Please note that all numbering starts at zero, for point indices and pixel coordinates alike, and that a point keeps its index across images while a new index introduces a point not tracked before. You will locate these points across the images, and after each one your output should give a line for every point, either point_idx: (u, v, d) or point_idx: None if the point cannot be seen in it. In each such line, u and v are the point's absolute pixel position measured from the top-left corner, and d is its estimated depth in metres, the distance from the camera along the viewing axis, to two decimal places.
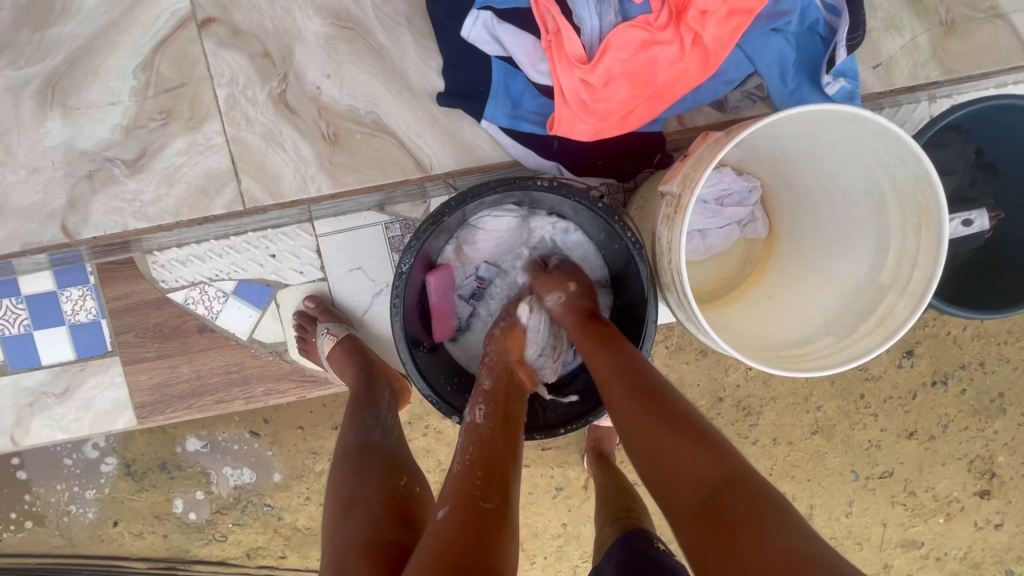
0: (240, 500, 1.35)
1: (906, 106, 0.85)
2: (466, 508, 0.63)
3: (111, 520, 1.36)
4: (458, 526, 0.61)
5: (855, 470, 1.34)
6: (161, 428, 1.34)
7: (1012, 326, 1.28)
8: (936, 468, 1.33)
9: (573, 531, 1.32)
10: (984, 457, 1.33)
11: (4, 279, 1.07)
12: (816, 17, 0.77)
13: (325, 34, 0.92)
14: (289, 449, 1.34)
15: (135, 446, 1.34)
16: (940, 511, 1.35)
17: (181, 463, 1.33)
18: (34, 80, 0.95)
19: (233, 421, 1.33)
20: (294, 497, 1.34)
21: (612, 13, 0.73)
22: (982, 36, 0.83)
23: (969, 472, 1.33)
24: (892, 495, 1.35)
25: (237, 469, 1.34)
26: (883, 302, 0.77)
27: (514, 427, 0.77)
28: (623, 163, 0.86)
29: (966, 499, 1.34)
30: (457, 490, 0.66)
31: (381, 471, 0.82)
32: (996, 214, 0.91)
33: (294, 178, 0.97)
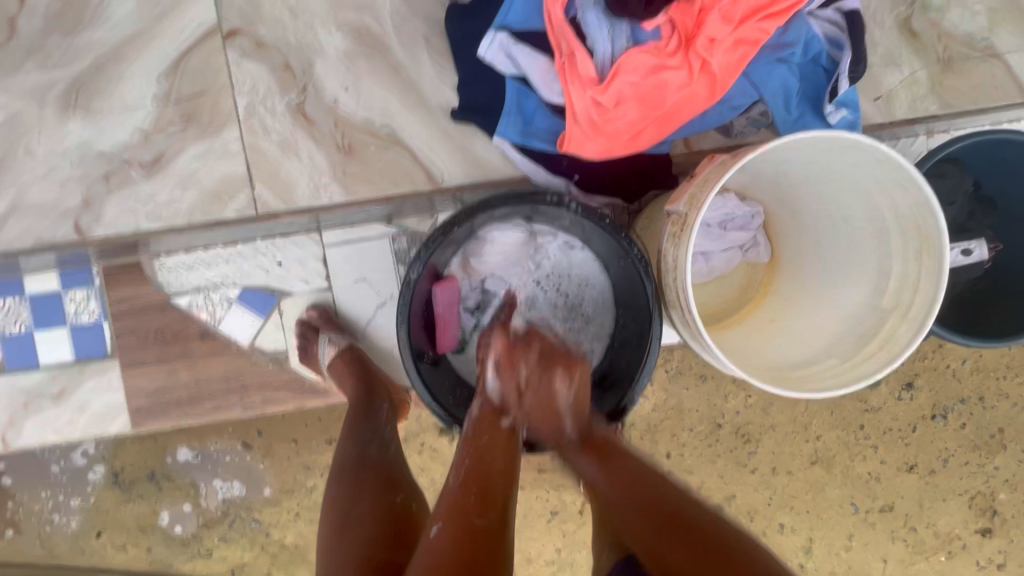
0: (229, 513, 1.32)
1: (905, 140, 0.88)
2: (460, 525, 0.63)
3: (95, 531, 1.32)
4: (452, 545, 0.60)
5: (855, 503, 1.32)
6: (151, 437, 1.31)
7: (1010, 361, 1.29)
8: (937, 504, 1.32)
9: (567, 556, 1.30)
10: (985, 493, 1.32)
11: (12, 278, 1.09)
12: (819, 49, 0.79)
13: (345, 49, 0.94)
14: (281, 463, 1.32)
15: (125, 453, 1.30)
16: (942, 548, 1.33)
17: (170, 473, 1.31)
18: (58, 84, 0.97)
19: (226, 433, 1.31)
20: (283, 513, 1.32)
21: (624, 38, 0.76)
22: (979, 73, 0.86)
23: (970, 509, 1.32)
24: (892, 530, 1.33)
25: (228, 482, 1.31)
26: (884, 326, 0.78)
27: (512, 442, 0.78)
28: (631, 182, 0.88)
29: (968, 536, 1.32)
30: (450, 505, 0.66)
31: (378, 486, 0.81)
32: (994, 245, 0.92)
33: (307, 186, 0.99)
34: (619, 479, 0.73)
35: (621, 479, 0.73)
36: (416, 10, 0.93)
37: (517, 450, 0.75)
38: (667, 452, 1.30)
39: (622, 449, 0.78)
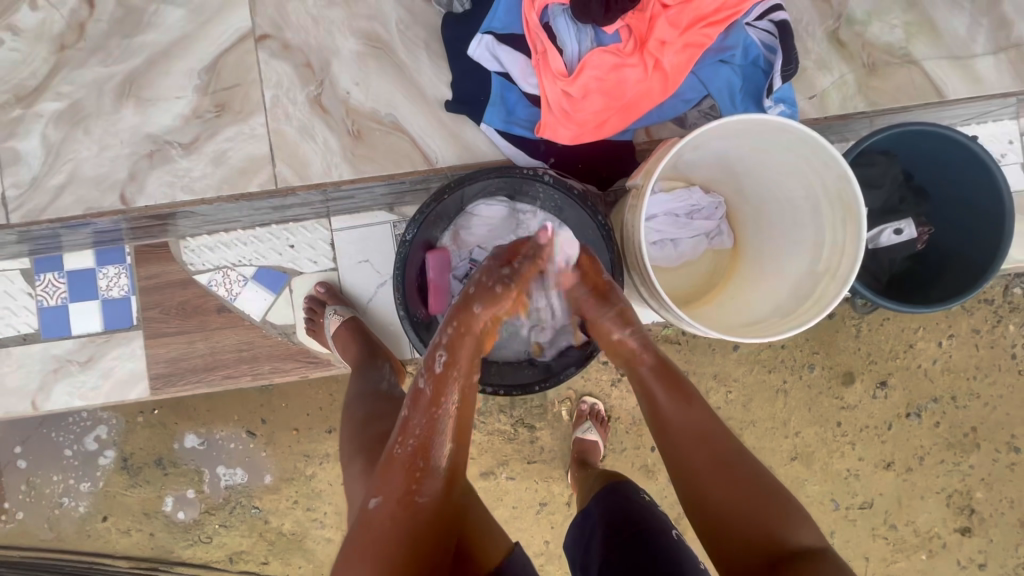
0: (230, 500, 1.39)
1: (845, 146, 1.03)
2: (395, 505, 0.72)
3: (101, 515, 1.39)
4: (388, 523, 0.70)
5: (835, 500, 1.39)
6: (161, 424, 1.38)
7: (981, 362, 1.36)
8: (915, 501, 1.38)
9: (555, 549, 1.38)
10: (962, 492, 1.38)
11: (52, 255, 1.19)
12: (757, 54, 0.94)
13: (358, 51, 1.10)
14: (282, 451, 1.39)
15: (134, 439, 1.38)
16: (922, 547, 1.39)
17: (177, 460, 1.38)
18: (116, 76, 1.12)
19: (232, 420, 1.38)
20: (282, 501, 1.39)
21: (589, 41, 0.92)
22: (901, 75, 1.02)
23: (947, 507, 1.38)
24: (873, 527, 1.39)
25: (231, 469, 1.39)
26: (819, 286, 0.90)
27: (466, 405, 0.79)
28: (602, 170, 1.01)
29: (948, 535, 1.39)
30: (386, 480, 0.73)
31: (393, 401, 1.02)
32: (925, 227, 1.04)
33: (321, 164, 1.13)
34: (693, 425, 0.80)
35: (696, 420, 0.80)
36: (418, 19, 1.09)
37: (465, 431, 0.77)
38: (651, 446, 1.37)
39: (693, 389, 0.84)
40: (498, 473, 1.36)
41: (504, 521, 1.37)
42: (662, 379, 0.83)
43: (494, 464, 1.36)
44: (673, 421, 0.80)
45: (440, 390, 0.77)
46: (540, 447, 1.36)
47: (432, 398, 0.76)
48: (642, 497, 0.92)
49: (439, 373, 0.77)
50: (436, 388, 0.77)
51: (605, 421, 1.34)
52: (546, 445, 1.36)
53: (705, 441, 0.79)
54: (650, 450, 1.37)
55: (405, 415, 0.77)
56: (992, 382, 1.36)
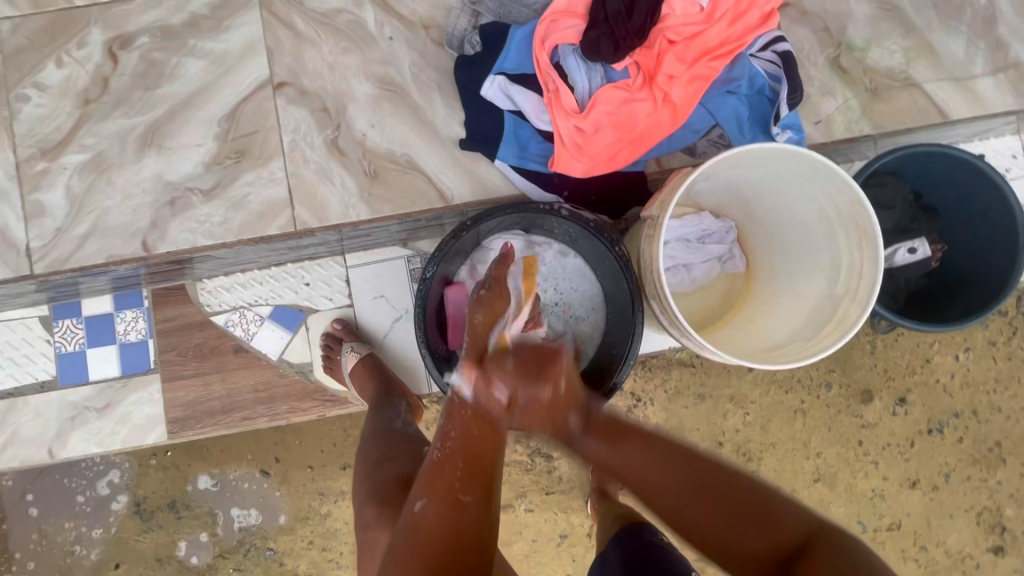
0: (244, 542, 1.36)
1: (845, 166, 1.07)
2: (442, 503, 0.73)
3: (113, 562, 1.36)
4: (434, 521, 0.72)
5: (862, 522, 1.36)
6: (173, 466, 1.36)
7: (1000, 375, 1.35)
8: (944, 521, 1.35)
9: None
10: (992, 509, 1.35)
11: (70, 301, 1.20)
12: (762, 83, 0.97)
13: (373, 95, 1.13)
14: (296, 489, 1.37)
15: (147, 483, 1.36)
16: (955, 569, 1.35)
17: (190, 502, 1.36)
18: (138, 127, 1.16)
19: (246, 460, 1.36)
20: (298, 541, 1.37)
21: (599, 77, 0.97)
22: (903, 98, 1.05)
23: (978, 526, 1.35)
24: (903, 549, 1.36)
25: (244, 510, 1.36)
26: (840, 308, 0.90)
27: (494, 402, 0.85)
28: (616, 201, 1.03)
29: (980, 555, 1.35)
30: (434, 481, 0.76)
31: (407, 440, 1.00)
32: (938, 245, 1.05)
33: (339, 206, 1.15)
34: (651, 463, 0.81)
35: (641, 460, 0.81)
36: (430, 61, 1.12)
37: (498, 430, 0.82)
38: None
39: (632, 427, 0.86)
40: (516, 506, 1.33)
41: (524, 556, 1.34)
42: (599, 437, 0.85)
43: (513, 496, 1.33)
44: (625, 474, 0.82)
45: (462, 396, 0.84)
46: (558, 478, 1.34)
47: (457, 402, 0.84)
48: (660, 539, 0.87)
49: (462, 385, 0.85)
50: (460, 395, 0.85)
51: None
52: (564, 475, 1.34)
53: (667, 483, 0.79)
54: None
55: (441, 425, 0.83)
56: (1013, 394, 1.35)
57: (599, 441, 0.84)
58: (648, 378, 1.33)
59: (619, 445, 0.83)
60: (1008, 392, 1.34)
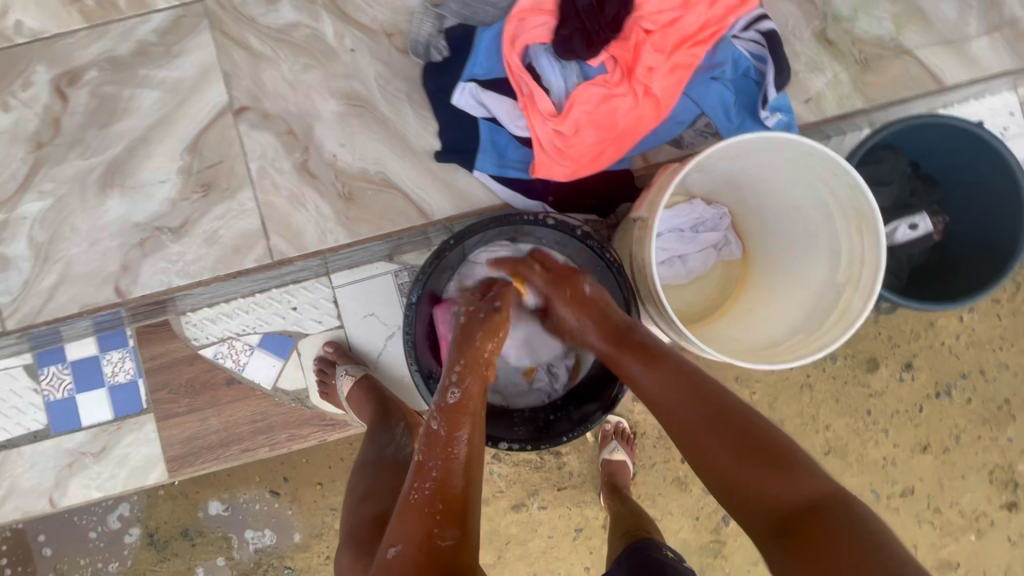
0: (262, 564, 1.30)
1: (837, 139, 1.05)
2: (420, 548, 0.65)
3: None
4: (411, 569, 0.64)
5: (875, 490, 1.34)
6: (182, 493, 1.28)
7: (1005, 332, 1.32)
8: (957, 482, 1.34)
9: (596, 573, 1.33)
10: (1003, 466, 1.34)
11: (53, 348, 1.17)
12: (748, 65, 0.93)
13: (339, 111, 1.08)
14: (309, 507, 1.30)
15: (157, 513, 1.28)
16: (970, 528, 1.34)
17: (203, 529, 1.29)
18: (96, 167, 1.11)
19: (254, 482, 1.29)
20: (316, 557, 1.31)
21: (574, 76, 0.94)
22: (895, 68, 1.03)
23: (991, 484, 1.34)
24: (917, 513, 1.34)
25: (259, 531, 1.30)
26: (842, 297, 0.87)
27: (478, 436, 0.78)
28: (604, 199, 1.01)
29: (994, 512, 1.34)
30: (410, 523, 0.67)
31: (394, 469, 0.97)
32: (939, 217, 1.01)
33: (315, 232, 1.10)
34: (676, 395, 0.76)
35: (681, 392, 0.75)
36: (397, 71, 1.07)
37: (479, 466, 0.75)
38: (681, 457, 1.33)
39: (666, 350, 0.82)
40: (529, 504, 1.32)
41: (540, 552, 1.32)
42: (625, 350, 0.83)
43: (524, 495, 1.32)
44: (656, 397, 0.77)
45: (453, 431, 0.76)
46: (568, 473, 1.32)
47: (441, 432, 0.76)
48: (672, 559, 0.85)
49: (448, 416, 0.78)
50: (449, 429, 0.76)
51: (632, 439, 1.30)
52: (574, 470, 1.32)
53: (695, 401, 0.74)
54: (680, 462, 1.32)
55: (418, 458, 0.74)
56: (1021, 350, 1.32)
57: (640, 363, 0.80)
58: None
59: (655, 367, 0.79)
60: (1015, 349, 1.31)
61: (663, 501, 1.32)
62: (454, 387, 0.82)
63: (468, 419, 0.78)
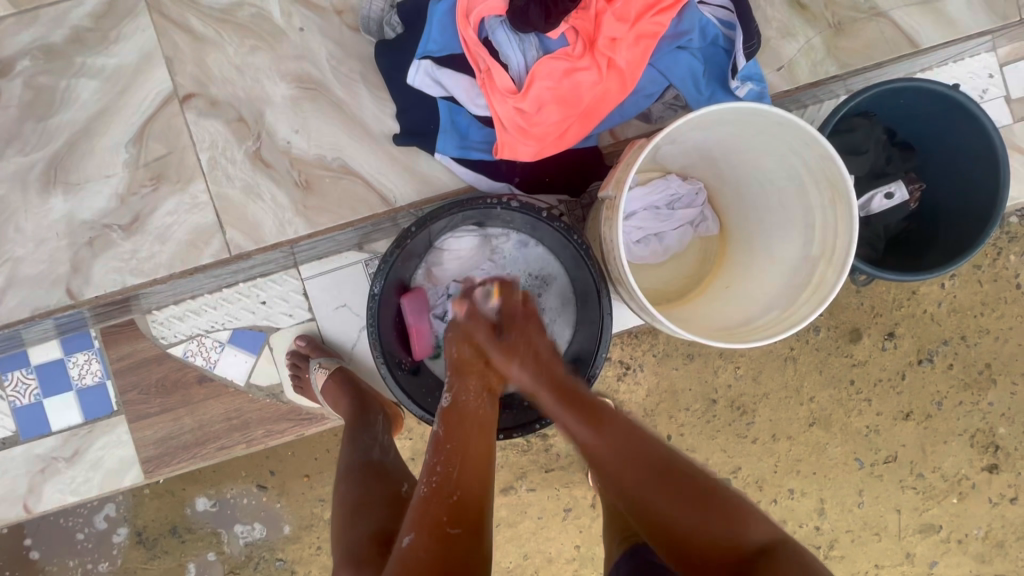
0: (253, 556, 1.26)
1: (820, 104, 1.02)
2: (433, 535, 0.64)
3: None
4: (424, 557, 0.62)
5: (859, 458, 1.35)
6: (169, 490, 1.25)
7: (986, 297, 1.31)
8: (939, 447, 1.34)
9: (587, 551, 1.30)
10: (984, 430, 1.34)
11: (15, 352, 1.12)
12: (715, 33, 0.91)
13: (291, 95, 1.04)
14: (298, 499, 1.26)
15: (145, 512, 1.25)
16: (952, 491, 1.35)
17: (192, 525, 1.25)
18: (38, 164, 1.06)
19: (240, 476, 1.25)
20: (306, 548, 1.26)
21: (534, 49, 0.90)
22: (870, 30, 1.00)
23: (972, 447, 1.34)
24: (900, 479, 1.35)
25: (248, 525, 1.26)
26: (816, 272, 0.85)
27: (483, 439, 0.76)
28: (573, 179, 0.98)
29: (975, 475, 1.35)
30: (422, 516, 0.66)
31: (377, 469, 0.90)
32: (916, 184, 0.98)
33: (274, 224, 1.06)
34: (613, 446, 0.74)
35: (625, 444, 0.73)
36: (350, 52, 1.04)
37: (485, 468, 0.72)
38: (668, 434, 1.32)
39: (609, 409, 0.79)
40: (518, 487, 1.29)
41: (531, 533, 1.30)
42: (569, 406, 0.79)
43: (512, 477, 1.29)
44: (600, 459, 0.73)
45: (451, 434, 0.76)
46: (556, 454, 1.29)
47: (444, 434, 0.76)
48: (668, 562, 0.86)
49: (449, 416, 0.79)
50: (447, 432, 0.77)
51: None
52: (562, 451, 1.29)
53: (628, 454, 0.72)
54: (666, 438, 1.32)
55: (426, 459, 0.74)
56: (1001, 314, 1.32)
57: (582, 420, 0.77)
58: (635, 346, 1.30)
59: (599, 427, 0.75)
60: (995, 313, 1.31)
61: None
62: (446, 392, 0.82)
63: (469, 424, 0.78)
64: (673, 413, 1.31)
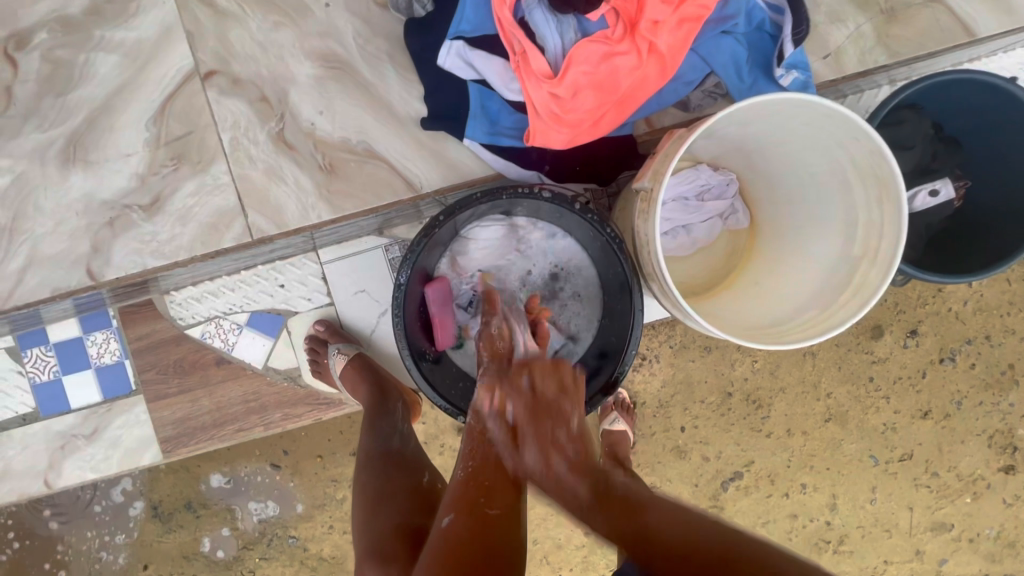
0: (266, 533, 1.27)
1: (869, 91, 0.98)
2: (470, 515, 0.64)
3: (142, 564, 1.27)
4: (462, 534, 0.61)
5: (874, 455, 1.33)
6: (183, 467, 1.25)
7: (1013, 297, 1.28)
8: (956, 446, 1.32)
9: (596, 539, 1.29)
10: (1003, 431, 1.32)
11: (34, 329, 1.11)
12: (762, 17, 0.87)
13: (316, 75, 1.01)
14: (310, 479, 1.26)
15: (161, 487, 1.26)
16: (966, 491, 1.33)
17: (207, 501, 1.26)
18: (56, 141, 1.04)
19: (254, 455, 1.25)
20: (318, 527, 1.27)
21: (572, 32, 0.86)
22: (923, 17, 0.96)
23: (990, 448, 1.32)
24: (915, 477, 1.33)
25: (262, 503, 1.26)
26: (858, 272, 0.82)
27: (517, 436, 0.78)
28: (603, 168, 0.96)
29: (991, 476, 1.33)
30: (457, 498, 0.67)
31: (399, 460, 0.89)
32: (962, 182, 0.97)
33: (296, 208, 1.04)
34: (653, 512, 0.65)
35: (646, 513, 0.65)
36: (377, 30, 1.00)
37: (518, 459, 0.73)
38: (682, 426, 1.31)
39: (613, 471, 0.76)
40: None
41: (540, 520, 1.29)
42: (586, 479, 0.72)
43: None
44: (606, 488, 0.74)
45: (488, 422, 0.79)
46: None
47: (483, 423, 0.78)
48: None
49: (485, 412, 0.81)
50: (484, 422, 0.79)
51: (631, 408, 1.27)
52: None
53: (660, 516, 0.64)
54: (680, 430, 1.31)
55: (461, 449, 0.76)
56: None
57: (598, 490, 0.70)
58: (652, 337, 1.27)
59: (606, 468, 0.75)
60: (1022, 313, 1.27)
61: (662, 469, 1.31)
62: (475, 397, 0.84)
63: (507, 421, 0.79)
64: (688, 406, 1.30)
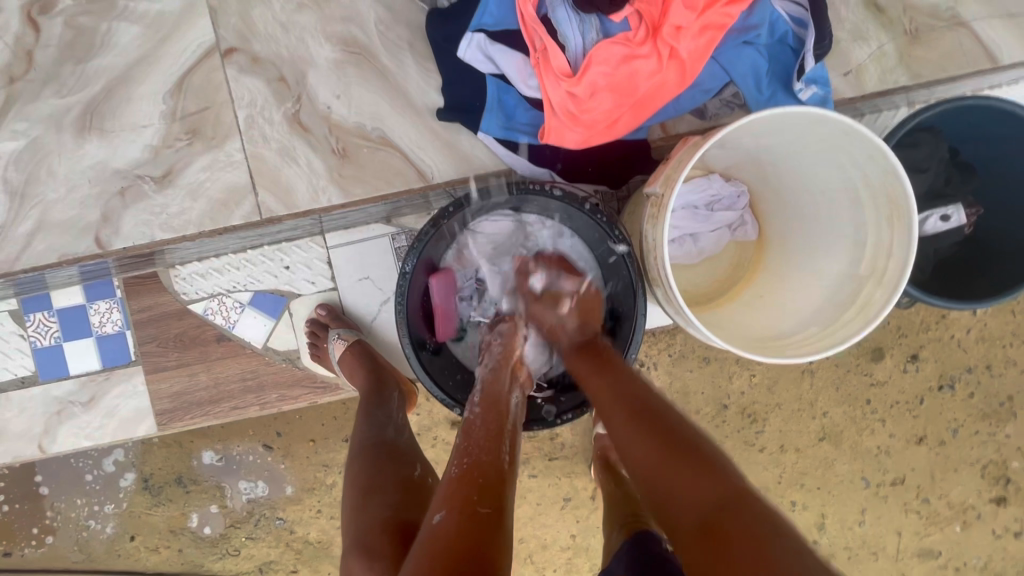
0: (254, 512, 1.27)
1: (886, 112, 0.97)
2: (463, 512, 0.63)
3: (129, 534, 1.28)
4: (457, 532, 0.60)
5: (865, 477, 1.32)
6: (176, 441, 1.26)
7: (1016, 328, 1.27)
8: (948, 474, 1.31)
9: (582, 542, 1.29)
10: (997, 462, 1.31)
11: (38, 294, 1.11)
12: (785, 30, 0.87)
13: (335, 59, 1.01)
14: (301, 462, 1.27)
15: (152, 459, 1.26)
16: (955, 519, 1.32)
17: (197, 477, 1.26)
18: (73, 108, 1.05)
19: (248, 433, 1.26)
20: (306, 510, 1.27)
21: (594, 32, 0.86)
22: (947, 41, 0.96)
23: (983, 478, 1.31)
24: (904, 502, 1.32)
25: (251, 482, 1.27)
26: (863, 291, 0.82)
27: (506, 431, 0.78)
28: (614, 170, 0.97)
29: (981, 506, 1.32)
30: (451, 496, 0.66)
31: (392, 449, 0.89)
32: (974, 209, 0.95)
33: (307, 190, 1.05)
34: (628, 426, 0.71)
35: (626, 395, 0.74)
36: (400, 17, 1.00)
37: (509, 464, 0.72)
38: None
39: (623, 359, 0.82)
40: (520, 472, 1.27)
41: (527, 519, 1.29)
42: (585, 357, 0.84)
43: None
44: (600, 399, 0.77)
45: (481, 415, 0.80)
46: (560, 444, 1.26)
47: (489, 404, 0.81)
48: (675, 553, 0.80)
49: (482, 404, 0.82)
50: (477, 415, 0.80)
51: None
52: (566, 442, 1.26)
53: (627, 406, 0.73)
54: None
55: (455, 445, 0.75)
56: None
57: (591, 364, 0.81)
58: (651, 344, 1.27)
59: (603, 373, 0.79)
60: None
61: None
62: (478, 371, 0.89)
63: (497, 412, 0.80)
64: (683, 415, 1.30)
